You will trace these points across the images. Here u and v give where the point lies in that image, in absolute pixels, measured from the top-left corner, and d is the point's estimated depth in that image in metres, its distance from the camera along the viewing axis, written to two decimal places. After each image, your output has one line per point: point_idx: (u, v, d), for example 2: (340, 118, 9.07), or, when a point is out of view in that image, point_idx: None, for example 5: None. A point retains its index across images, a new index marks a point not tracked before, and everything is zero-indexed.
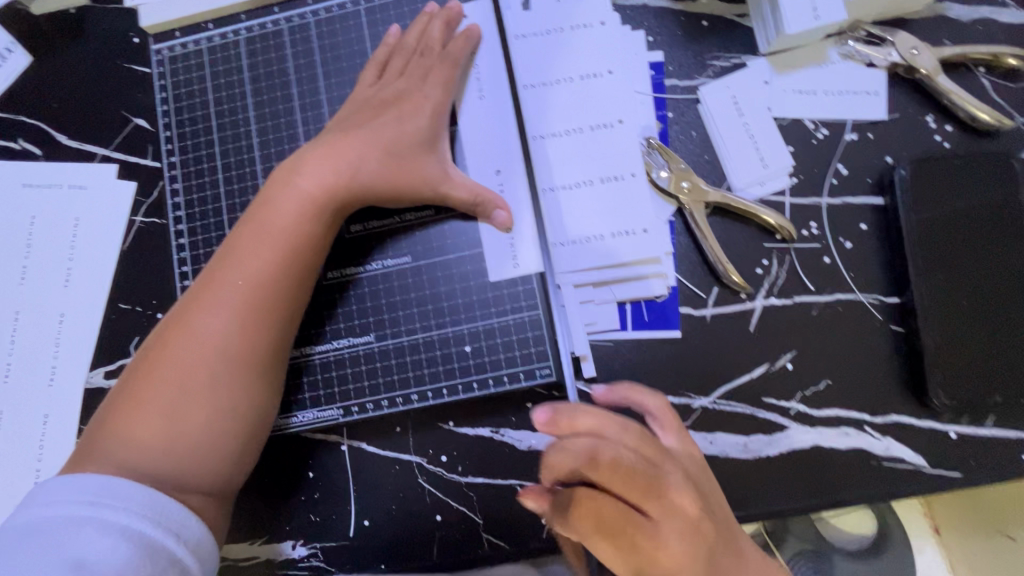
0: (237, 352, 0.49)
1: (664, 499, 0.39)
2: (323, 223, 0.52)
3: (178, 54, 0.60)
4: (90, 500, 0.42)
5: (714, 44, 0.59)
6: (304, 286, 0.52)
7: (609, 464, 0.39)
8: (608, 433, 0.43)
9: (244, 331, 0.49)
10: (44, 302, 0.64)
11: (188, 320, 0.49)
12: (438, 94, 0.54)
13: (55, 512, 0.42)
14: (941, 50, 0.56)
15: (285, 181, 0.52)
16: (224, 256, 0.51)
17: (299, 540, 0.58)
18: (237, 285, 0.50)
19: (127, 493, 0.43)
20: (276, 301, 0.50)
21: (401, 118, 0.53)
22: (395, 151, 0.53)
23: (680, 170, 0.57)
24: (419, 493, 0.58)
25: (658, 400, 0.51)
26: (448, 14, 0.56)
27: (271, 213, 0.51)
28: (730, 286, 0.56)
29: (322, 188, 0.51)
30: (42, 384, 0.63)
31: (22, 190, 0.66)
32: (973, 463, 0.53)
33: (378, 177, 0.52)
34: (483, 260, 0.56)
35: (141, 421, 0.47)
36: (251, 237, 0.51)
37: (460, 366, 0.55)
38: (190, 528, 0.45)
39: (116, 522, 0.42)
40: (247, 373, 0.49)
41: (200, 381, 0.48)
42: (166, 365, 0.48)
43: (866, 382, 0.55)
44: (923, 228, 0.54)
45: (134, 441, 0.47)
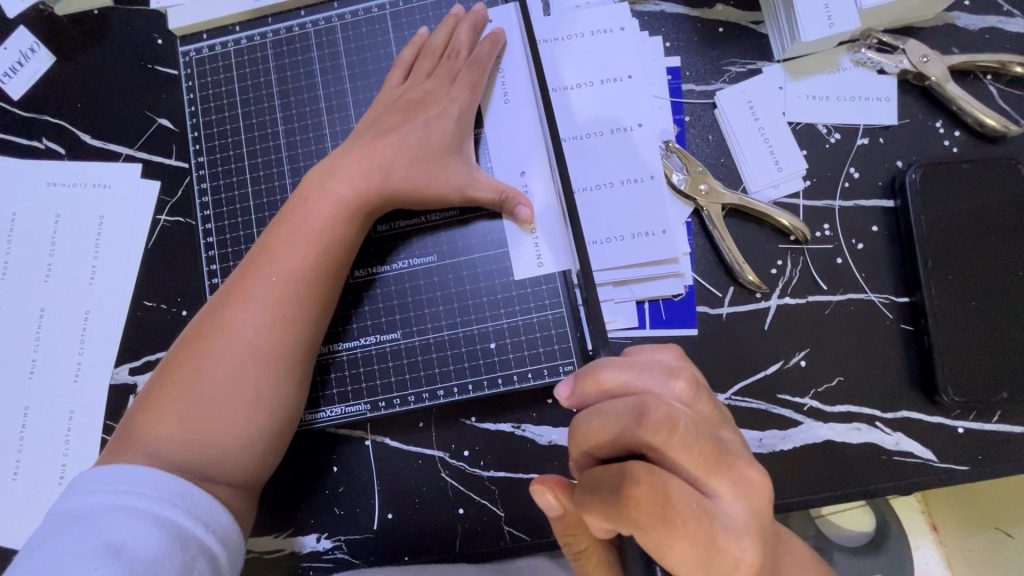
0: (268, 347, 0.50)
1: (729, 468, 0.34)
2: (355, 224, 0.53)
3: (205, 56, 0.61)
4: (123, 488, 0.43)
5: (731, 50, 0.61)
6: (333, 284, 0.53)
7: (663, 426, 0.33)
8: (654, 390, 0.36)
9: (277, 328, 0.50)
10: (69, 300, 0.65)
11: (222, 316, 0.51)
12: (465, 98, 0.56)
13: (90, 499, 0.43)
14: (951, 58, 0.58)
15: (319, 183, 0.53)
16: (258, 253, 0.53)
17: (324, 533, 0.60)
18: (271, 282, 0.51)
19: (157, 482, 0.44)
20: (306, 297, 0.52)
21: (428, 122, 0.55)
22: (424, 154, 0.54)
23: (698, 172, 0.58)
24: (442, 486, 0.59)
25: (670, 351, 0.41)
26: (474, 20, 0.58)
27: (304, 212, 0.53)
28: (746, 285, 0.58)
29: (354, 189, 0.53)
30: (67, 381, 0.64)
31: (46, 188, 0.67)
32: (980, 457, 0.55)
33: (409, 177, 0.54)
34: (508, 260, 0.57)
35: (174, 411, 0.48)
36: (284, 234, 0.52)
37: (484, 362, 0.56)
38: (217, 518, 0.46)
39: (148, 509, 0.43)
40: (279, 369, 0.50)
41: (233, 376, 0.49)
42: (200, 359, 0.50)
43: (877, 379, 0.56)
44: (932, 230, 0.56)
45: (165, 431, 0.48)
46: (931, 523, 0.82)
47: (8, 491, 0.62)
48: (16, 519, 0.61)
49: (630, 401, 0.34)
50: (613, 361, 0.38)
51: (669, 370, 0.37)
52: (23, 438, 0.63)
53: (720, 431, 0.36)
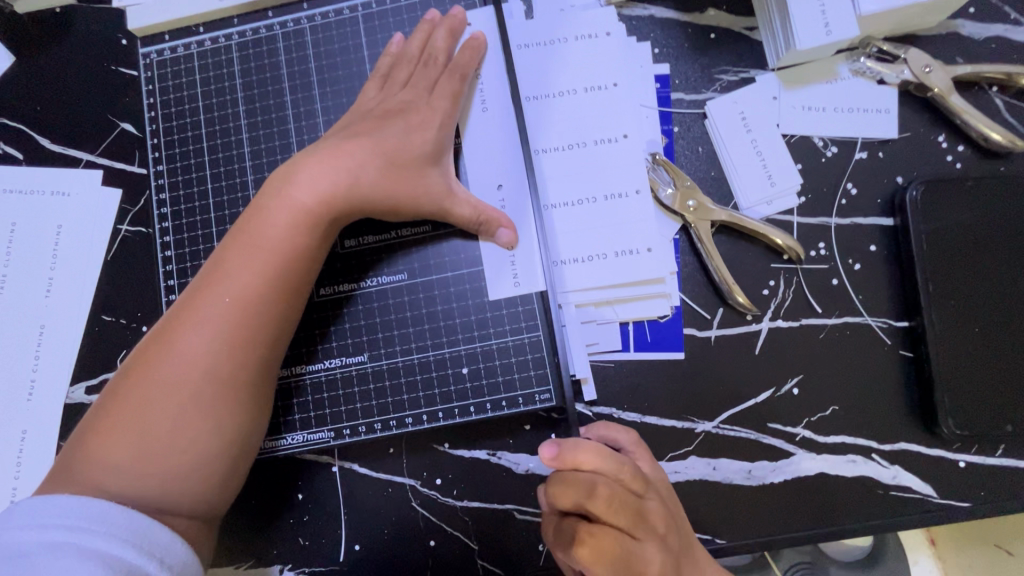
0: (223, 373, 0.47)
1: (647, 523, 0.41)
2: (317, 238, 0.50)
3: (167, 58, 0.58)
4: (67, 525, 0.40)
5: (723, 57, 0.58)
6: (294, 302, 0.50)
7: (606, 499, 0.40)
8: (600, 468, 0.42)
9: (232, 351, 0.47)
10: (23, 313, 0.62)
11: (172, 337, 0.47)
12: (445, 107, 0.53)
13: (29, 537, 0.39)
14: (954, 69, 0.55)
15: (277, 192, 0.50)
16: (211, 270, 0.49)
17: (287, 565, 0.56)
18: (225, 300, 0.47)
19: (107, 517, 0.41)
20: (266, 318, 0.48)
21: (403, 130, 0.51)
22: (396, 165, 0.51)
23: (686, 187, 0.55)
24: (412, 517, 0.56)
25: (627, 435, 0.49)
26: (455, 24, 0.55)
27: (262, 225, 0.49)
28: (736, 307, 0.55)
29: (316, 199, 0.49)
30: (20, 399, 0.61)
31: (1, 195, 0.64)
32: (982, 493, 0.52)
33: (378, 190, 0.50)
34: (482, 279, 0.54)
35: (119, 446, 0.45)
36: (240, 250, 0.49)
37: (456, 388, 0.53)
38: (174, 552, 0.42)
39: (95, 547, 0.39)
40: (235, 394, 0.47)
41: (184, 403, 0.46)
42: (148, 385, 0.46)
43: (874, 408, 0.53)
44: (934, 253, 0.52)
45: (110, 467, 0.44)
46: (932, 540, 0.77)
47: None
48: None
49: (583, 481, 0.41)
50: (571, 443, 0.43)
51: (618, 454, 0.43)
52: None
53: (648, 499, 0.43)
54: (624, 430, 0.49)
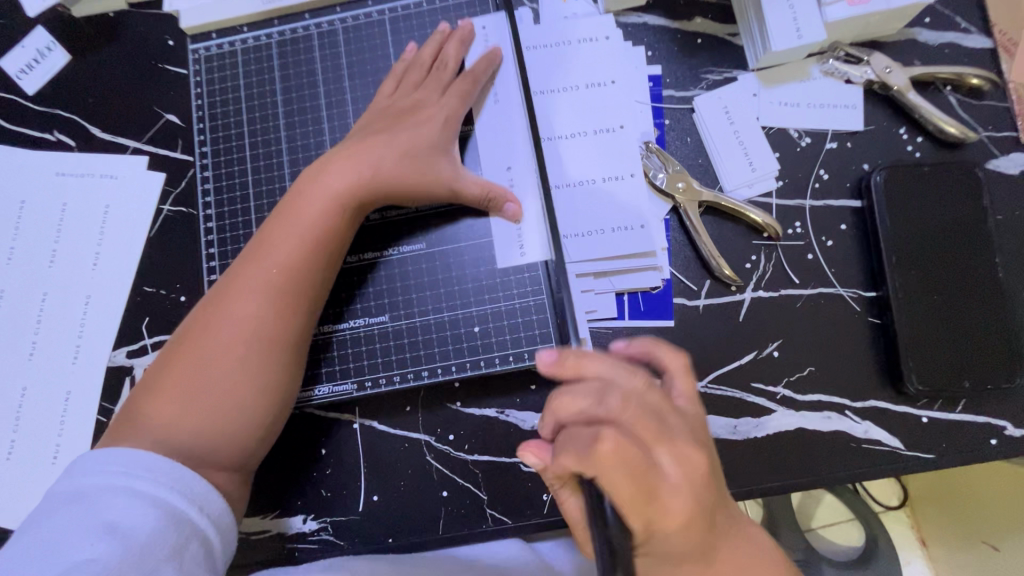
0: (266, 335, 0.52)
1: (671, 442, 0.37)
2: (349, 217, 0.56)
3: (213, 54, 0.65)
4: (123, 470, 0.45)
5: (708, 59, 0.65)
6: (329, 274, 0.56)
7: (618, 406, 0.38)
8: (615, 380, 0.41)
9: (275, 315, 0.53)
10: (72, 284, 0.68)
11: (221, 306, 0.53)
12: (454, 104, 0.59)
13: (92, 479, 0.44)
14: (912, 69, 0.62)
15: (315, 179, 0.56)
16: (256, 247, 0.55)
17: (310, 514, 0.61)
18: (268, 271, 0.53)
19: (154, 465, 0.46)
20: (307, 286, 0.54)
21: (418, 125, 0.58)
22: (411, 155, 0.57)
23: (676, 171, 0.62)
24: (427, 469, 0.61)
25: (674, 357, 0.46)
26: (463, 38, 0.62)
27: (300, 207, 0.55)
28: (722, 279, 0.61)
29: (347, 184, 0.56)
30: (66, 362, 0.66)
31: (55, 178, 0.70)
32: (944, 447, 0.57)
33: (397, 174, 0.56)
34: (493, 248, 0.60)
35: (179, 401, 0.50)
36: (283, 228, 0.55)
37: (468, 345, 0.59)
38: (212, 502, 0.47)
39: (145, 490, 0.44)
40: (277, 354, 0.53)
41: (233, 361, 0.51)
42: (199, 348, 0.52)
43: (846, 369, 0.59)
44: (897, 229, 0.59)
45: (170, 420, 0.49)
46: (921, 540, 1.03)
47: (2, 470, 0.64)
48: (10, 496, 0.63)
49: (592, 385, 0.40)
50: (589, 354, 0.43)
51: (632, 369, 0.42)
52: (20, 417, 0.65)
53: (672, 416, 0.39)
54: (671, 350, 0.46)
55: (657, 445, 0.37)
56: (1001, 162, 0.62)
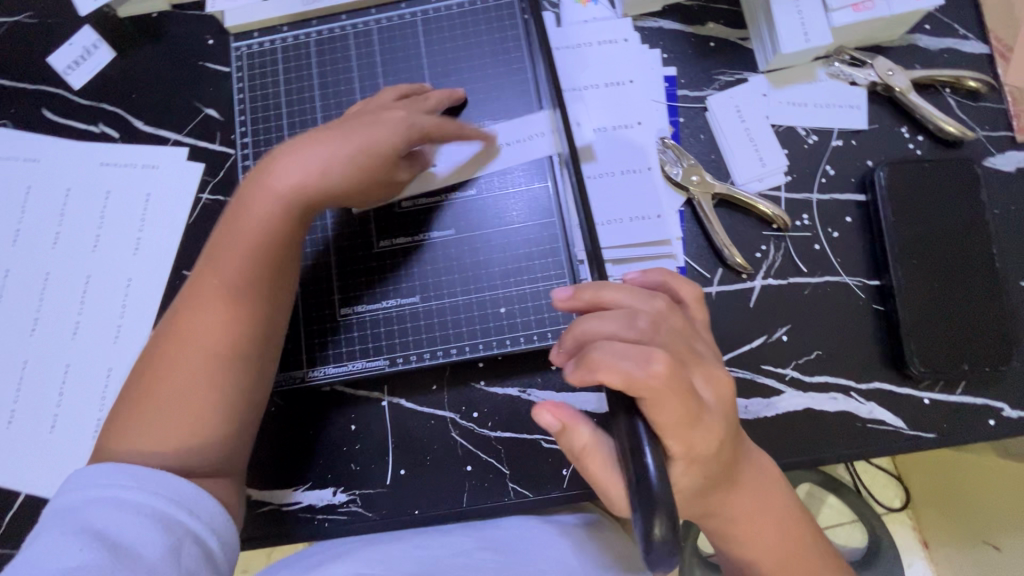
0: (215, 340, 0.53)
1: (700, 364, 0.44)
2: (295, 216, 0.56)
3: (255, 51, 0.69)
4: (107, 482, 0.45)
5: (720, 61, 0.69)
6: (273, 271, 0.56)
7: (647, 325, 0.44)
8: (639, 305, 0.46)
9: (223, 319, 0.53)
10: (113, 267, 0.71)
11: (178, 319, 0.53)
12: (424, 124, 0.59)
13: (77, 495, 0.45)
14: (912, 73, 0.66)
15: (257, 186, 0.56)
16: (207, 256, 0.56)
17: (340, 487, 0.64)
18: (213, 278, 0.54)
19: (135, 474, 0.46)
20: (252, 288, 0.55)
21: (370, 127, 0.57)
22: (366, 155, 0.56)
23: (690, 165, 0.65)
24: (452, 445, 0.64)
25: (691, 290, 0.51)
26: (449, 93, 0.64)
27: (243, 213, 0.55)
28: (734, 267, 0.64)
29: (287, 185, 0.55)
30: (107, 341, 0.69)
31: (99, 167, 0.74)
32: (945, 426, 0.60)
33: (344, 171, 0.56)
34: (519, 234, 0.63)
35: (142, 417, 0.51)
36: (228, 233, 0.55)
37: (494, 325, 0.62)
38: (202, 504, 0.48)
39: (133, 499, 0.45)
40: (230, 357, 0.53)
41: (191, 370, 0.52)
42: (159, 363, 0.52)
43: (851, 353, 0.62)
44: (899, 221, 0.62)
45: (133, 437, 0.50)
46: (922, 541, 1.06)
47: (45, 443, 0.67)
48: (52, 468, 0.66)
49: (621, 311, 0.44)
50: (612, 284, 0.47)
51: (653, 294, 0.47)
52: (63, 393, 0.68)
53: (698, 342, 0.46)
54: (688, 283, 0.51)
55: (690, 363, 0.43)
56: (997, 160, 0.65)
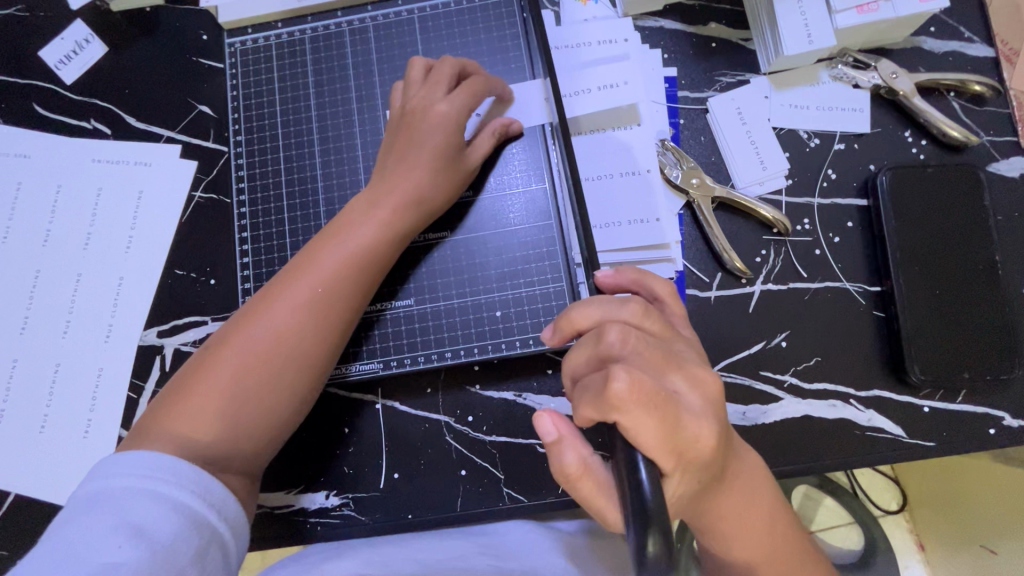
0: (306, 356, 0.54)
1: (681, 367, 0.37)
2: (395, 249, 0.58)
3: (248, 47, 0.68)
4: (144, 474, 0.45)
5: (722, 62, 0.68)
6: (366, 301, 0.57)
7: (620, 337, 0.37)
8: (613, 315, 0.40)
9: (318, 338, 0.54)
10: (105, 266, 0.70)
11: (265, 318, 0.53)
12: (462, 99, 0.58)
13: (112, 483, 0.44)
14: (917, 76, 0.65)
15: (364, 204, 0.57)
16: (298, 267, 0.55)
17: (333, 491, 0.63)
18: (315, 290, 0.54)
19: (176, 469, 0.46)
20: (346, 316, 0.56)
21: (434, 129, 0.57)
22: (439, 165, 0.57)
23: (690, 168, 0.65)
24: (446, 449, 0.63)
25: (661, 284, 0.48)
26: (475, 68, 0.62)
27: (350, 232, 0.56)
28: (733, 272, 0.63)
29: (394, 212, 0.57)
30: (99, 340, 0.69)
31: (91, 164, 0.73)
32: (944, 435, 0.60)
33: (439, 198, 0.58)
34: (516, 236, 0.62)
35: (209, 413, 0.50)
36: (327, 251, 0.55)
37: (490, 329, 0.61)
38: (230, 506, 0.48)
39: (167, 495, 0.45)
40: (312, 373, 0.55)
41: (275, 380, 0.53)
42: (239, 359, 0.52)
43: (850, 360, 0.61)
44: (901, 227, 0.61)
45: (199, 423, 0.50)
46: (919, 545, 1.05)
47: (35, 443, 0.66)
48: (42, 468, 0.65)
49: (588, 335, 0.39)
50: (579, 303, 0.41)
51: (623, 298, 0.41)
52: (52, 392, 0.67)
53: (677, 345, 0.39)
54: (660, 280, 0.48)
55: (668, 367, 0.36)
56: (1002, 165, 0.64)
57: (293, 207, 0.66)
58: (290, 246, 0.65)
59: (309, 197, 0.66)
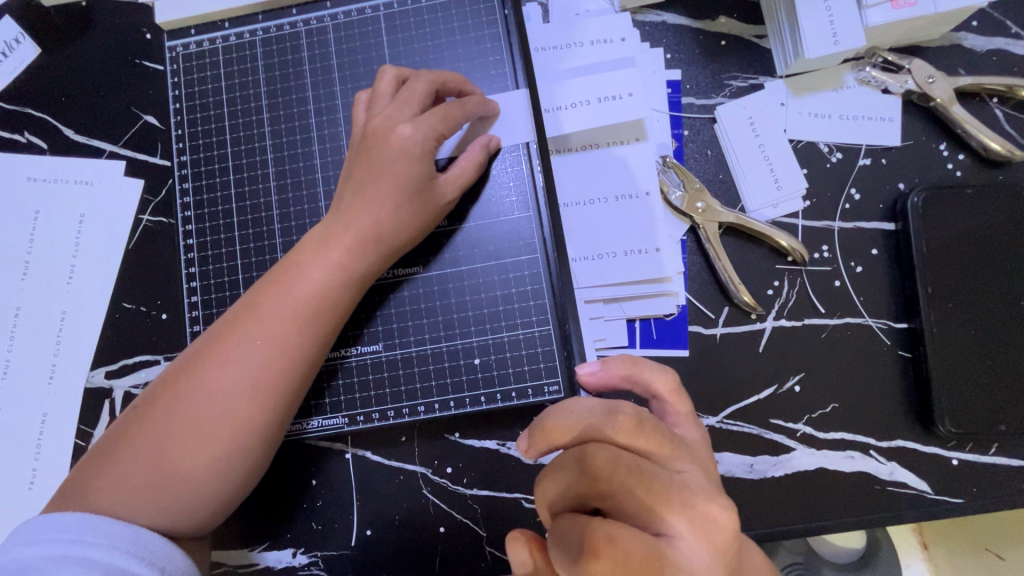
0: (243, 416, 0.48)
1: (686, 509, 0.33)
2: (351, 292, 0.51)
3: (192, 52, 0.60)
4: (72, 537, 0.41)
5: (732, 64, 0.60)
6: (320, 350, 0.51)
7: (607, 467, 0.33)
8: (600, 428, 0.35)
9: (258, 396, 0.48)
10: (45, 299, 0.63)
11: (202, 371, 0.48)
12: (431, 122, 0.51)
13: (32, 552, 0.40)
14: (956, 80, 0.56)
15: (317, 242, 0.51)
16: (242, 314, 0.50)
17: (300, 548, 0.58)
18: (256, 341, 0.48)
19: (108, 530, 0.42)
20: (291, 368, 0.49)
21: (394, 156, 0.50)
22: (401, 195, 0.51)
23: (695, 190, 0.57)
24: (423, 503, 0.57)
25: (665, 380, 0.41)
26: (458, 83, 0.54)
27: (298, 274, 0.50)
28: (741, 306, 0.56)
29: (346, 251, 0.51)
30: (42, 382, 0.62)
31: (26, 183, 0.65)
32: (974, 490, 0.54)
33: (401, 231, 0.51)
34: (497, 273, 0.55)
35: (135, 475, 0.46)
36: (272, 296, 0.50)
37: (468, 379, 0.54)
38: (174, 561, 0.44)
39: (98, 558, 0.41)
40: (252, 435, 0.48)
41: (207, 442, 0.47)
42: (172, 416, 0.47)
43: (871, 406, 0.55)
44: (934, 257, 0.54)
45: (125, 487, 0.45)
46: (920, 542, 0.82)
47: None
48: None
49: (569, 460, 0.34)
50: (560, 407, 0.37)
51: (612, 405, 0.35)
52: None
53: (682, 470, 0.35)
54: (657, 372, 0.42)
55: (666, 512, 0.33)
56: None
57: (245, 237, 0.58)
58: (243, 282, 0.58)
59: (263, 225, 0.58)
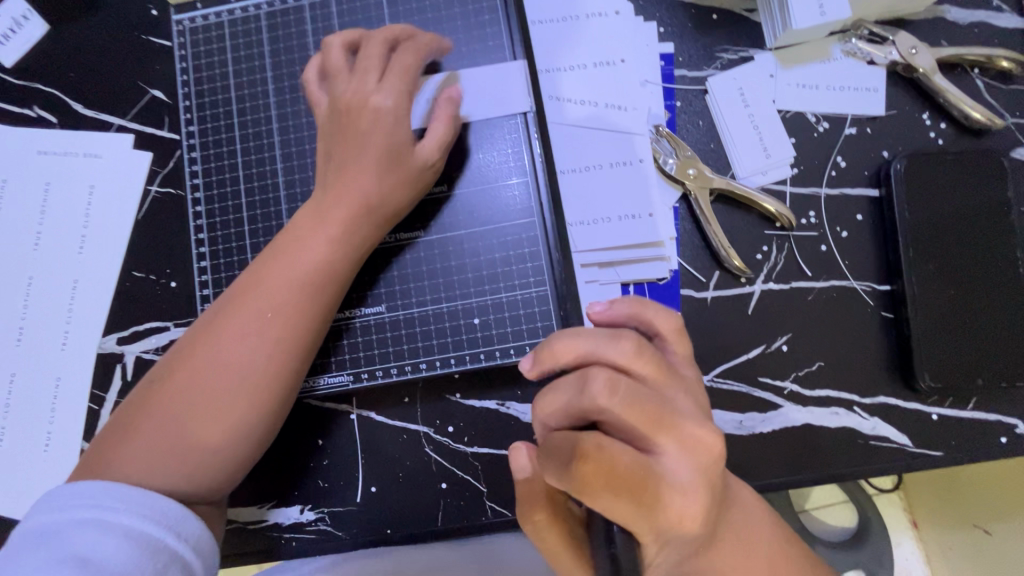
0: (257, 384, 0.50)
1: (674, 430, 0.35)
2: (350, 259, 0.53)
3: (199, 25, 0.62)
4: (90, 502, 0.43)
5: (723, 36, 0.62)
6: (326, 319, 0.53)
7: (605, 389, 0.35)
8: (601, 351, 0.38)
9: (269, 364, 0.50)
10: (58, 268, 0.65)
11: (212, 344, 0.50)
12: (397, 87, 0.53)
13: (55, 517, 0.43)
14: (938, 51, 0.59)
15: (316, 217, 0.53)
16: (245, 286, 0.52)
17: (308, 505, 0.60)
18: (265, 313, 0.50)
19: (126, 495, 0.44)
20: (300, 337, 0.51)
21: (371, 128, 0.53)
22: (384, 163, 0.53)
23: (686, 157, 0.59)
24: (426, 461, 0.60)
25: (667, 321, 0.43)
26: (415, 41, 0.56)
27: (300, 249, 0.52)
28: (731, 270, 0.58)
29: (348, 225, 0.52)
30: (55, 349, 0.64)
31: (36, 157, 0.67)
32: (954, 444, 0.56)
33: (392, 202, 0.54)
34: (496, 236, 0.57)
35: (155, 445, 0.48)
36: (275, 270, 0.51)
37: (468, 338, 0.57)
38: (188, 525, 0.46)
39: (115, 523, 0.43)
40: (266, 401, 0.51)
41: (223, 409, 0.49)
42: (185, 388, 0.49)
43: (856, 364, 0.57)
44: (915, 221, 0.57)
45: (145, 456, 0.47)
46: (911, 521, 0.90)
47: None
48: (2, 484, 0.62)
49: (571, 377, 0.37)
50: (564, 334, 0.39)
51: (616, 333, 0.38)
52: (9, 404, 0.63)
53: (675, 396, 0.37)
54: (662, 311, 0.44)
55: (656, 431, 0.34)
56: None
57: (253, 204, 0.60)
58: (250, 248, 0.60)
59: (270, 192, 0.60)
